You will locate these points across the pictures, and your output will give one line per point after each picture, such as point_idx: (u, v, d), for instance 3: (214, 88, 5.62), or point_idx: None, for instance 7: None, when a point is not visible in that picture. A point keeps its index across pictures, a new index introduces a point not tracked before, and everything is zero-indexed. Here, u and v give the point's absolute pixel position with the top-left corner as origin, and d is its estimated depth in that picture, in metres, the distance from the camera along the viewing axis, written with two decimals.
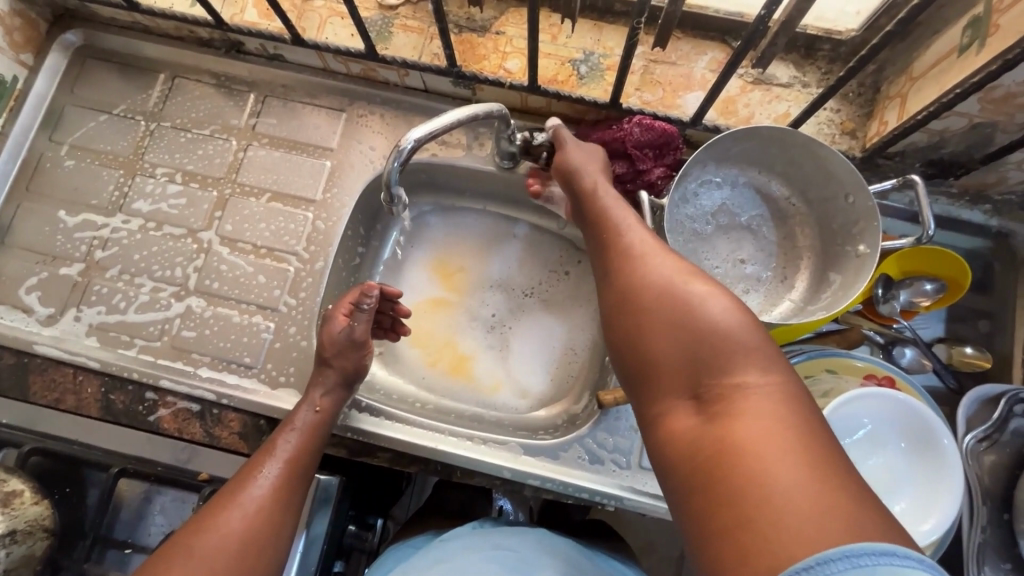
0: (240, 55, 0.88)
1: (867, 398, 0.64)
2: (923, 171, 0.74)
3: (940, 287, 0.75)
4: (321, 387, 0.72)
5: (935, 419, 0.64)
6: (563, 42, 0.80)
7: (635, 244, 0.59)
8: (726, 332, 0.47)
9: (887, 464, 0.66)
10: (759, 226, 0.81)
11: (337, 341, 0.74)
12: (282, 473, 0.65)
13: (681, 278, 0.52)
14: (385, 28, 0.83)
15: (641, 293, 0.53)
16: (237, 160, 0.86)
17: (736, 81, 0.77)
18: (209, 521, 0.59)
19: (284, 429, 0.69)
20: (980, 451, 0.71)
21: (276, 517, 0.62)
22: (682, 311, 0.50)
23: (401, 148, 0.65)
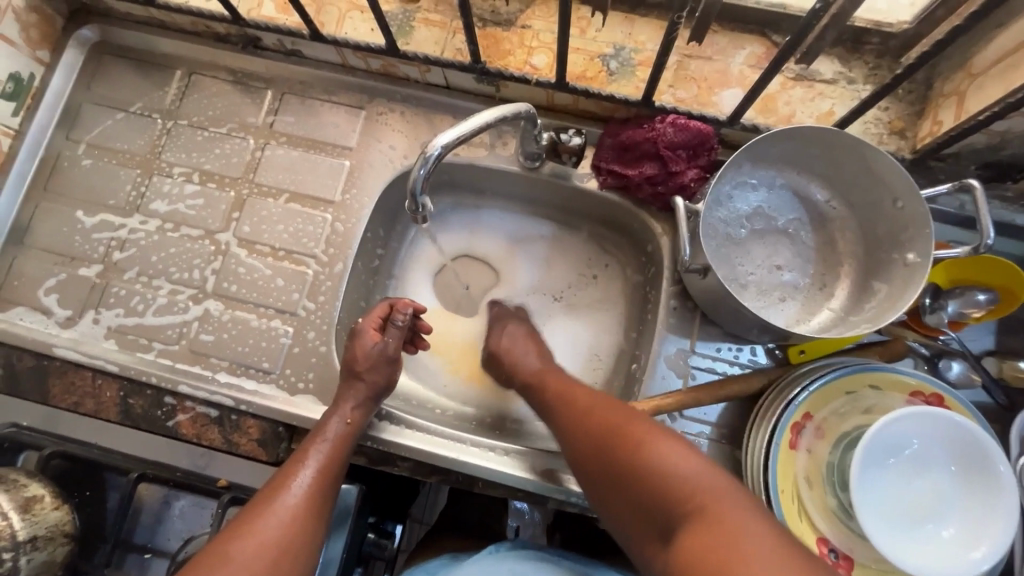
0: (258, 51, 0.86)
1: (914, 417, 0.61)
2: (978, 174, 0.69)
3: (994, 299, 0.70)
4: (350, 400, 0.70)
5: (989, 441, 0.60)
6: (592, 36, 0.76)
7: (580, 399, 0.67)
8: (675, 469, 0.55)
9: (934, 486, 0.62)
10: (796, 230, 0.77)
11: (370, 355, 0.73)
12: (318, 481, 0.64)
13: (624, 427, 0.60)
14: (406, 22, 0.79)
15: (597, 447, 0.60)
16: (254, 159, 0.84)
17: (776, 77, 0.73)
18: (246, 528, 0.58)
19: (314, 439, 0.67)
20: None
21: (308, 528, 0.61)
22: (633, 458, 0.57)
23: (428, 155, 0.61)
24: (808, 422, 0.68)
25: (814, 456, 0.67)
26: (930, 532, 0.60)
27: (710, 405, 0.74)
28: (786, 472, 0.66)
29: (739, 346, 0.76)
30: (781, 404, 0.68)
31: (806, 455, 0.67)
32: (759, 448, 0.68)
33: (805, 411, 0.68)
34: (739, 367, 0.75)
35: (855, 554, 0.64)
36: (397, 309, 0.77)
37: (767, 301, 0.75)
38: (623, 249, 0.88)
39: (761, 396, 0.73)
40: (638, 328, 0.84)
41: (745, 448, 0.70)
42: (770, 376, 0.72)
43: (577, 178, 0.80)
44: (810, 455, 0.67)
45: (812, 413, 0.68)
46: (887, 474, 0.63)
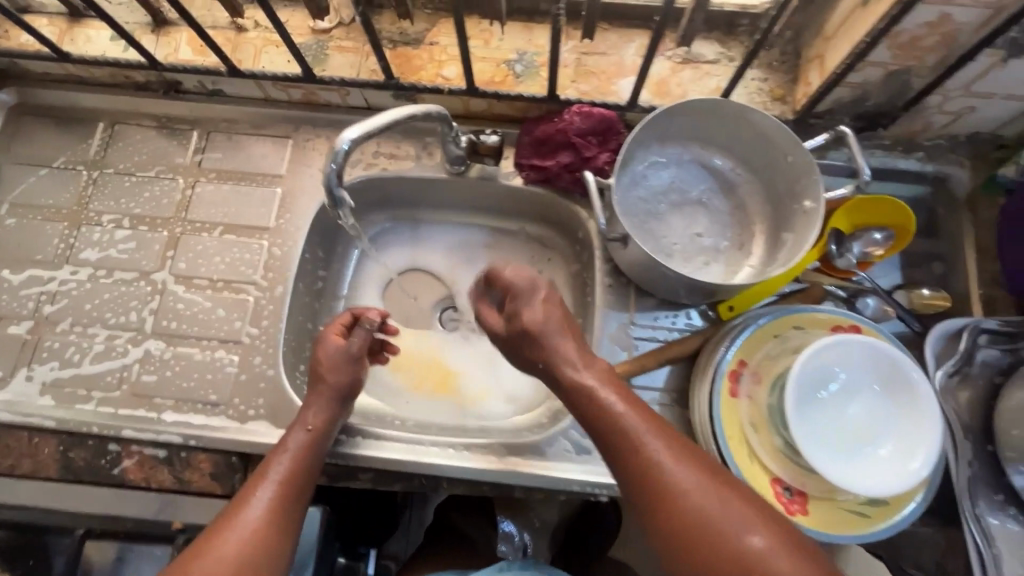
0: (179, 95, 0.88)
1: (835, 348, 0.65)
2: (853, 125, 0.76)
3: (889, 235, 0.78)
4: (315, 407, 0.70)
5: (905, 358, 0.65)
6: (496, 45, 0.81)
7: (641, 435, 0.57)
8: (768, 556, 0.51)
9: (867, 410, 0.66)
10: (709, 199, 0.83)
11: (333, 359, 0.73)
12: (279, 500, 0.62)
13: (710, 494, 0.53)
14: (320, 50, 0.82)
15: (675, 508, 0.53)
16: (185, 198, 0.85)
17: (665, 63, 0.80)
18: (205, 547, 0.56)
19: (277, 452, 0.66)
20: (953, 386, 0.70)
21: (272, 541, 0.59)
22: (721, 538, 0.52)
23: (337, 150, 0.63)
24: (744, 370, 0.71)
25: (755, 401, 0.69)
26: (869, 454, 0.64)
27: (656, 371, 0.77)
28: (730, 419, 0.69)
29: (675, 313, 0.80)
30: (715, 356, 0.72)
31: (747, 401, 0.70)
32: (702, 400, 0.71)
33: (739, 359, 0.71)
34: (679, 333, 0.79)
35: (807, 488, 0.67)
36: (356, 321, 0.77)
37: (692, 266, 0.80)
38: (558, 241, 0.93)
39: (699, 355, 0.76)
40: (582, 313, 0.88)
41: (693, 399, 0.73)
42: (704, 335, 0.76)
43: (503, 177, 0.85)
44: (752, 401, 0.70)
45: (746, 360, 0.71)
46: (820, 406, 0.66)
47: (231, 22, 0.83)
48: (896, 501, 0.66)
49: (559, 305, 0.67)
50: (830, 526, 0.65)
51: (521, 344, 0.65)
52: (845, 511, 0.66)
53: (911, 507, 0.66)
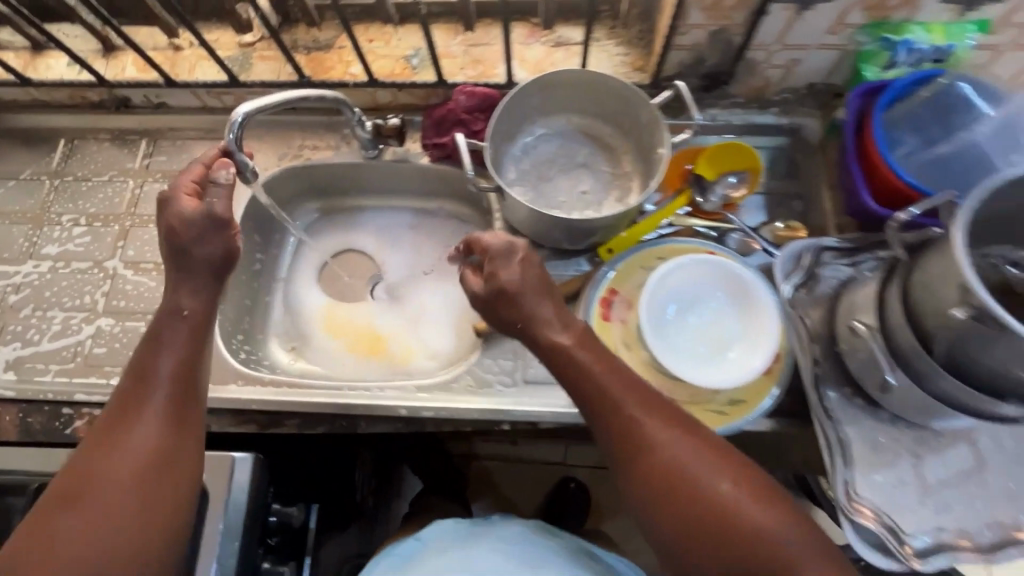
0: (129, 109, 1.01)
1: (685, 269, 0.76)
2: (702, 85, 0.88)
3: (743, 178, 0.89)
4: (187, 289, 0.65)
5: (746, 275, 0.76)
6: (395, 44, 0.94)
7: (624, 397, 0.61)
8: (743, 502, 0.55)
9: (720, 325, 0.77)
10: (593, 162, 0.94)
11: (189, 224, 0.66)
12: (173, 403, 0.60)
13: (690, 450, 0.58)
14: (245, 60, 0.95)
15: (654, 461, 0.58)
16: (134, 196, 0.97)
17: (540, 47, 0.92)
18: (107, 445, 0.57)
19: (158, 342, 0.63)
20: (802, 298, 0.77)
21: (179, 436, 0.60)
22: (699, 487, 0.56)
23: (234, 122, 0.73)
24: (616, 298, 0.80)
25: (626, 324, 0.78)
26: (721, 358, 0.74)
27: None
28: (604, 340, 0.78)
29: (566, 261, 0.89)
30: (590, 286, 0.81)
31: (619, 323, 0.78)
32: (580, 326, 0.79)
33: (611, 288, 0.81)
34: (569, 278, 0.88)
35: (675, 395, 0.74)
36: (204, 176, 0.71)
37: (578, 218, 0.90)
38: (471, 215, 1.03)
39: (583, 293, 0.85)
40: None
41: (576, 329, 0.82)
42: (586, 275, 0.86)
43: (414, 158, 0.96)
44: (623, 323, 0.78)
45: (618, 289, 0.81)
46: (682, 324, 0.77)
47: (169, 43, 0.97)
48: (751, 397, 0.74)
49: (522, 254, 0.67)
50: None
51: (495, 303, 0.66)
52: (711, 411, 0.73)
53: (767, 402, 0.74)
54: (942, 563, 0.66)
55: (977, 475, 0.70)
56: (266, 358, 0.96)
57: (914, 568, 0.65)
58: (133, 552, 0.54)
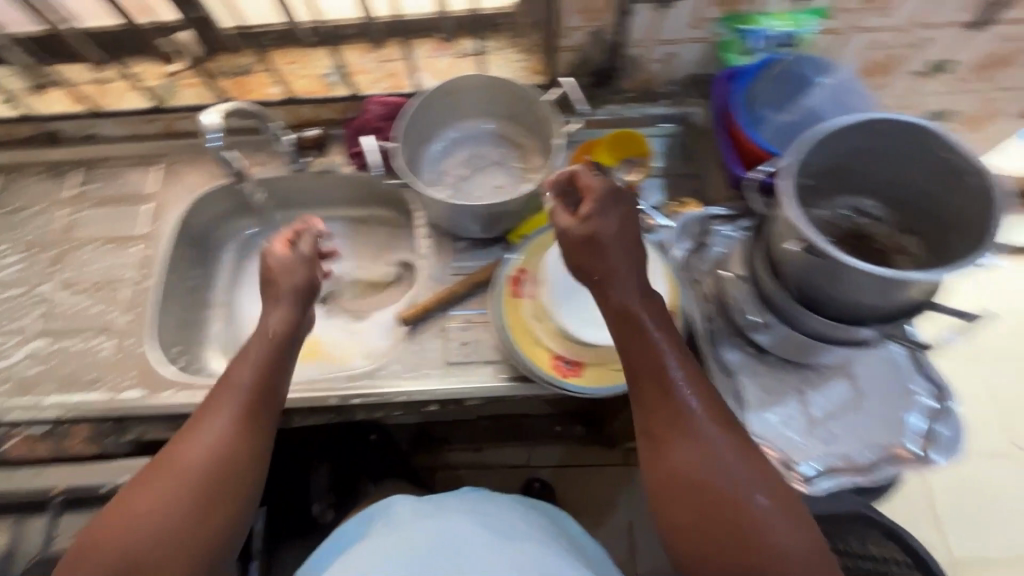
0: (61, 142, 1.05)
1: None
2: (593, 82, 0.97)
3: (637, 161, 0.97)
4: (278, 314, 0.72)
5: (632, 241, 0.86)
6: (313, 65, 1.01)
7: (668, 372, 0.63)
8: (752, 486, 0.58)
9: None
10: (505, 160, 1.02)
11: (281, 263, 0.76)
12: (244, 411, 0.65)
13: (717, 433, 0.60)
14: (172, 88, 1.01)
15: (680, 432, 0.60)
16: (68, 223, 1.00)
17: (447, 59, 1.01)
18: (184, 442, 0.62)
19: (243, 359, 0.68)
20: (690, 259, 0.85)
21: (236, 451, 0.63)
22: (715, 463, 0.59)
23: (215, 144, 0.81)
24: (525, 276, 0.87)
25: (536, 299, 0.85)
26: None
27: (468, 296, 0.92)
28: (516, 316, 0.84)
29: (484, 250, 0.96)
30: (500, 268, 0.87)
31: (529, 299, 0.85)
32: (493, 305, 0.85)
33: (520, 268, 0.87)
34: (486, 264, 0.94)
35: (583, 358, 0.81)
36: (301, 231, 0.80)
37: None
38: (399, 218, 1.10)
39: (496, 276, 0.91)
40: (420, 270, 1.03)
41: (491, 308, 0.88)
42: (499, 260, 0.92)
43: (338, 167, 1.02)
44: (533, 299, 0.85)
45: (527, 268, 0.87)
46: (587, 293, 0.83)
47: (98, 77, 1.02)
48: None
49: (636, 211, 0.68)
50: (602, 381, 0.79)
51: (579, 248, 0.66)
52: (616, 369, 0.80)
53: None
54: (829, 486, 0.73)
55: (856, 405, 0.77)
56: (205, 368, 0.99)
57: (802, 491, 0.72)
58: (174, 555, 0.57)
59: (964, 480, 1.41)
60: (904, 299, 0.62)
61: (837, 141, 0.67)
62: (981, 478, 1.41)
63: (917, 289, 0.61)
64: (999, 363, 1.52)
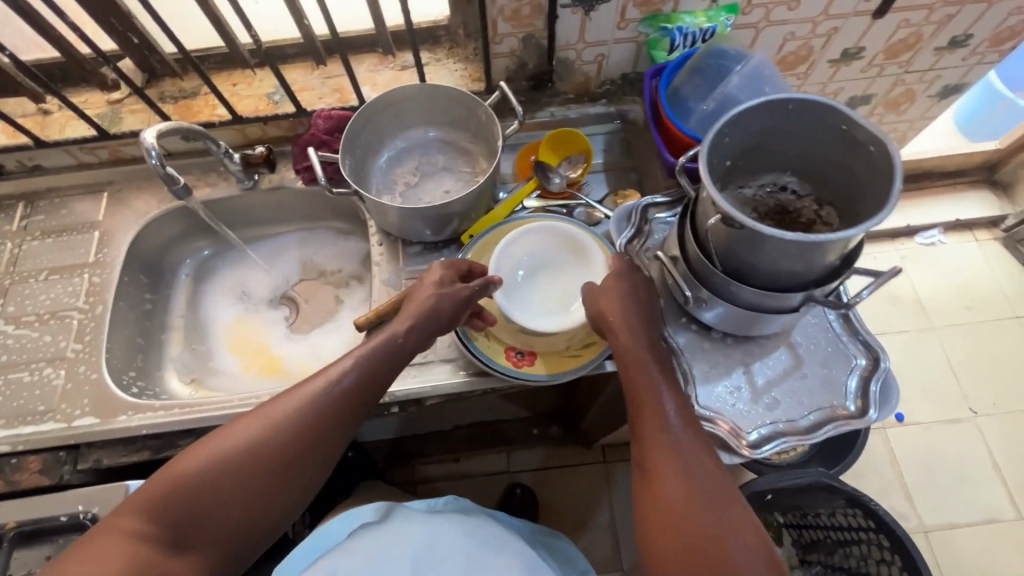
0: (3, 176, 1.04)
1: (516, 242, 0.88)
2: (531, 85, 1.02)
3: (578, 158, 1.01)
4: (414, 321, 0.76)
5: (564, 227, 0.90)
6: (257, 84, 1.03)
7: (660, 394, 0.70)
8: (717, 501, 0.62)
9: (564, 275, 0.89)
10: (452, 165, 1.05)
11: (433, 287, 0.78)
12: (342, 407, 0.70)
13: (695, 451, 0.66)
14: (115, 115, 1.02)
15: (660, 439, 0.66)
16: (13, 256, 0.99)
17: (388, 71, 1.03)
18: (285, 402, 0.68)
19: (368, 347, 0.73)
20: (631, 246, 0.88)
21: (319, 437, 0.68)
22: (688, 471, 0.64)
23: (150, 151, 0.81)
24: None
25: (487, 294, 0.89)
26: (573, 303, 0.86)
27: None
28: None
29: (436, 253, 0.98)
30: None
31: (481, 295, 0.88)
32: None
33: None
34: None
35: (534, 347, 0.84)
36: (475, 269, 0.85)
37: None
38: (352, 229, 1.11)
39: None
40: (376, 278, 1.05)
41: None
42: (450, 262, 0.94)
43: (288, 183, 1.03)
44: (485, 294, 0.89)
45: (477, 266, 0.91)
46: (534, 286, 0.88)
47: (38, 109, 1.02)
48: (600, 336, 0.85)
49: (637, 284, 0.78)
50: (553, 367, 0.83)
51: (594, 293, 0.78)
52: (566, 355, 0.84)
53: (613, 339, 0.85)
54: (775, 448, 0.77)
55: (796, 371, 0.82)
56: (164, 391, 0.98)
57: (748, 455, 0.75)
58: (230, 501, 0.63)
59: (924, 447, 1.47)
60: (821, 263, 0.67)
61: (750, 121, 0.71)
62: (939, 444, 1.47)
63: (833, 253, 0.65)
64: (947, 333, 1.59)
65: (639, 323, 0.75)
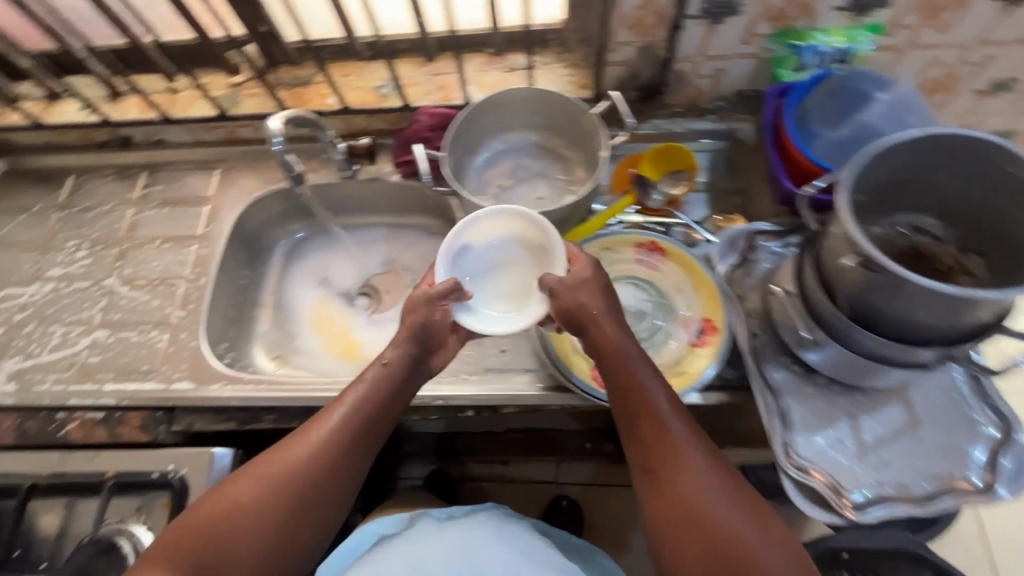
0: (130, 146, 1.12)
1: (462, 234, 0.82)
2: (639, 95, 0.98)
3: (681, 175, 0.97)
4: (394, 344, 0.77)
5: (508, 208, 0.81)
6: (366, 75, 1.06)
7: (677, 446, 0.65)
8: (754, 552, 0.59)
9: (525, 258, 0.83)
10: (547, 171, 1.03)
11: (416, 301, 0.77)
12: (342, 426, 0.70)
13: (722, 501, 0.62)
14: (235, 97, 1.07)
15: (686, 502, 0.62)
16: (132, 222, 1.07)
17: (495, 72, 1.03)
18: (288, 443, 0.69)
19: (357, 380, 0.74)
20: (734, 275, 0.83)
21: (327, 457, 0.68)
22: (721, 531, 0.60)
23: (274, 140, 0.84)
24: None
25: None
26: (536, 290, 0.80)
27: None
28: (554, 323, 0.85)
29: None
30: None
31: None
32: None
33: None
34: None
35: None
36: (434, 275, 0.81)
37: None
38: (439, 225, 1.12)
39: None
40: None
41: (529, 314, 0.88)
42: None
43: (385, 177, 1.05)
44: None
45: None
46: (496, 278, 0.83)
47: (168, 86, 1.09)
48: (690, 367, 0.81)
49: (604, 282, 0.76)
50: None
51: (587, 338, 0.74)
52: None
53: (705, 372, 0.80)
54: (883, 515, 0.70)
55: (910, 432, 0.74)
56: (251, 364, 1.03)
57: (852, 519, 0.69)
58: (250, 539, 0.63)
59: None
60: (970, 320, 0.60)
61: (898, 152, 0.64)
62: None
63: (985, 310, 0.58)
64: None
65: (643, 367, 0.71)
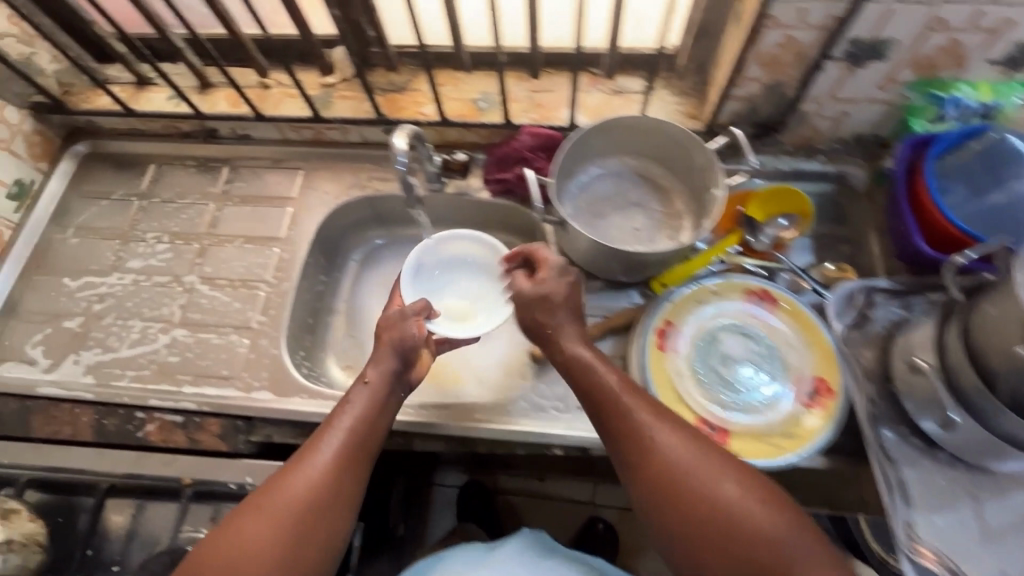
0: (215, 139, 1.10)
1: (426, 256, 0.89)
2: (752, 132, 0.94)
3: (792, 219, 0.92)
4: (372, 363, 0.75)
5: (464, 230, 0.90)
6: (464, 87, 1.02)
7: (688, 471, 0.63)
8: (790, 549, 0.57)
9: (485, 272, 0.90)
10: (646, 202, 0.99)
11: (390, 320, 0.78)
12: (338, 442, 0.68)
13: (742, 511, 0.60)
14: (327, 98, 1.04)
15: (718, 529, 0.59)
16: (213, 218, 1.04)
17: (600, 94, 0.99)
18: (282, 479, 0.65)
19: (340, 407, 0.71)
20: (853, 335, 0.79)
21: (329, 474, 0.66)
22: (756, 546, 0.58)
23: (399, 160, 0.80)
24: (671, 329, 0.85)
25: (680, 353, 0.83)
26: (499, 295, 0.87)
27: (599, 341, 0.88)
28: (658, 367, 0.82)
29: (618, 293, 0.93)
30: (645, 316, 0.85)
31: (674, 354, 0.83)
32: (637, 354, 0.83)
33: (666, 320, 0.85)
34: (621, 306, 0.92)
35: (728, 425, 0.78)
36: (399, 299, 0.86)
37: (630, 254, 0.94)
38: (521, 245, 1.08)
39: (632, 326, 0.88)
40: None
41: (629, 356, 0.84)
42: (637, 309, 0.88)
43: (475, 193, 1.02)
44: (678, 354, 0.83)
45: (672, 321, 0.85)
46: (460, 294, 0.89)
47: (259, 82, 1.06)
48: (803, 429, 0.77)
49: (571, 292, 0.76)
50: (747, 452, 0.76)
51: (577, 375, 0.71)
52: (764, 442, 0.77)
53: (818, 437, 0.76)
54: None
55: None
56: (324, 375, 0.99)
57: None
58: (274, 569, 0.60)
59: None
60: None
61: None
62: None
63: None
64: None
65: (628, 396, 0.68)
